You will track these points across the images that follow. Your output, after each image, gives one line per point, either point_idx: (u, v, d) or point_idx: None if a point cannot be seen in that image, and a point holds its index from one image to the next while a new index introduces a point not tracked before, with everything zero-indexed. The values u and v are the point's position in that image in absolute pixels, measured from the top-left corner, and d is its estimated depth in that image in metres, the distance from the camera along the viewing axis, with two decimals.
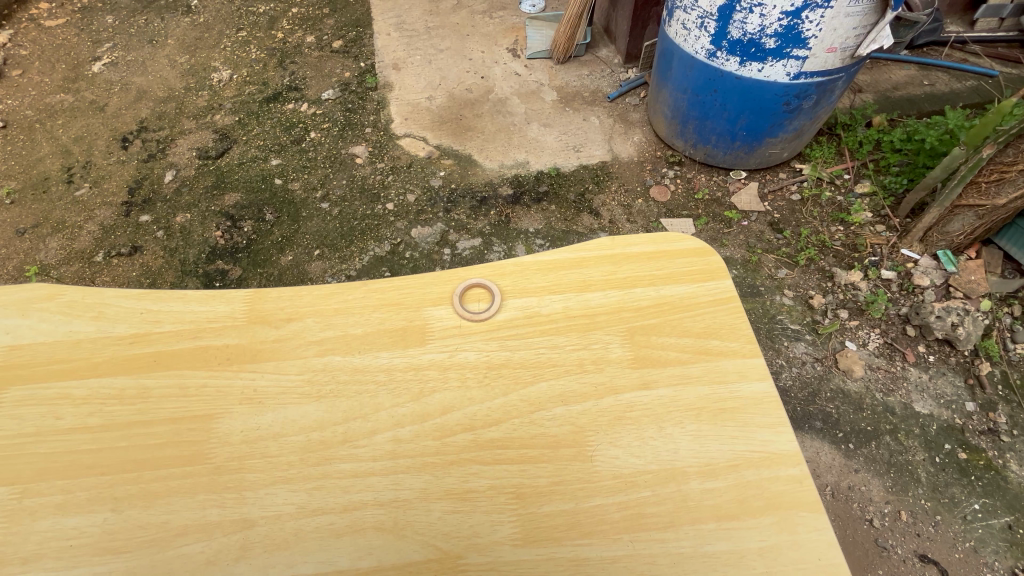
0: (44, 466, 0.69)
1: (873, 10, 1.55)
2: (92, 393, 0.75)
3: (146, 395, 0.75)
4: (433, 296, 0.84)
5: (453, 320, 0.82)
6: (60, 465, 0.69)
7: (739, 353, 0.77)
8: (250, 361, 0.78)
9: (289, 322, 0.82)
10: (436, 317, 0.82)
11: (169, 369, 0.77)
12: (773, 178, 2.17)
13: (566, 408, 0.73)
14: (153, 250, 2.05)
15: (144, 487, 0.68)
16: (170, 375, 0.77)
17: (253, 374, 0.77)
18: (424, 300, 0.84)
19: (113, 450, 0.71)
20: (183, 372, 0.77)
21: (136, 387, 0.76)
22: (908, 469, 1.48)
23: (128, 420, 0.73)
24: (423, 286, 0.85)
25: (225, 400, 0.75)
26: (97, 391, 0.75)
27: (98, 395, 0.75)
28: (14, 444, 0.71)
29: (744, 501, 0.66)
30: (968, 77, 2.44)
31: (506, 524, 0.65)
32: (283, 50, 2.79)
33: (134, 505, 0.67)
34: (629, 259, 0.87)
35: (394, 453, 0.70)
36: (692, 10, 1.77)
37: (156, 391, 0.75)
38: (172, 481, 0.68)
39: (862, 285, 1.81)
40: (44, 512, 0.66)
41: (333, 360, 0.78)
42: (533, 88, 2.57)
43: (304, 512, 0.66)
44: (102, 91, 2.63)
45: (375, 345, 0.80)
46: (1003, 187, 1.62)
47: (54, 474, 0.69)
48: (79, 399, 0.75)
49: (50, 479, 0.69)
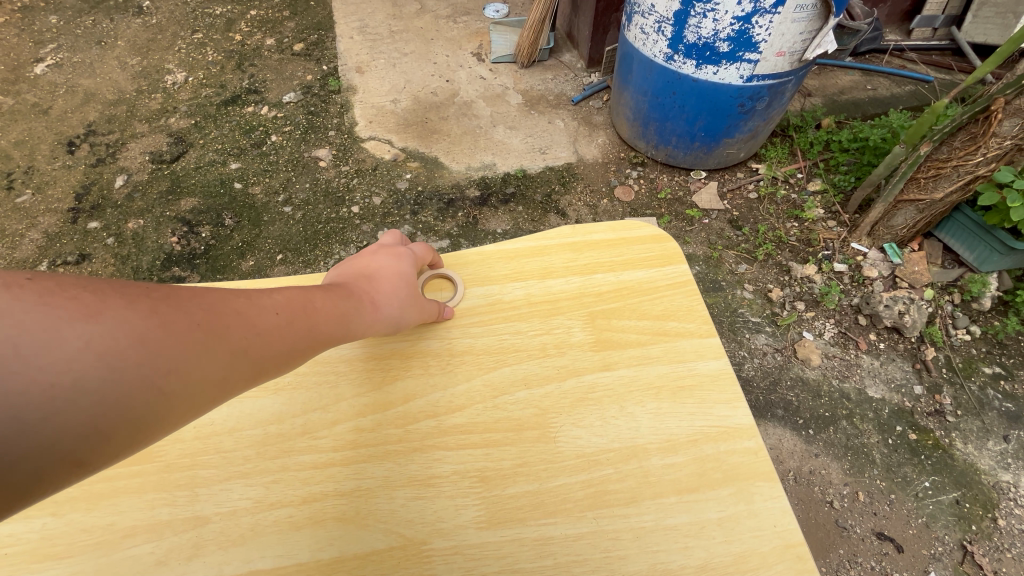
0: None
1: (817, 17, 1.65)
2: None
3: None
4: None
5: None
6: None
7: (695, 333, 0.79)
8: None
9: None
10: None
11: None
12: (732, 178, 2.25)
13: (530, 392, 0.74)
14: (102, 258, 1.96)
15: (88, 489, 0.65)
16: None
17: None
18: None
19: None
20: None
21: None
22: (864, 451, 1.55)
23: None
24: None
25: None
26: None
27: None
28: None
29: (703, 474, 0.67)
30: (907, 83, 2.60)
31: (471, 508, 0.65)
32: (242, 53, 2.73)
33: (76, 508, 0.63)
34: (590, 247, 0.88)
35: (355, 443, 0.69)
36: (649, 15, 1.83)
37: None
38: (119, 482, 0.65)
39: (816, 277, 1.90)
40: None
41: None
42: (497, 92, 2.60)
43: (261, 506, 0.64)
44: (45, 94, 2.52)
45: None
46: (940, 182, 1.72)
47: None
48: None
49: None
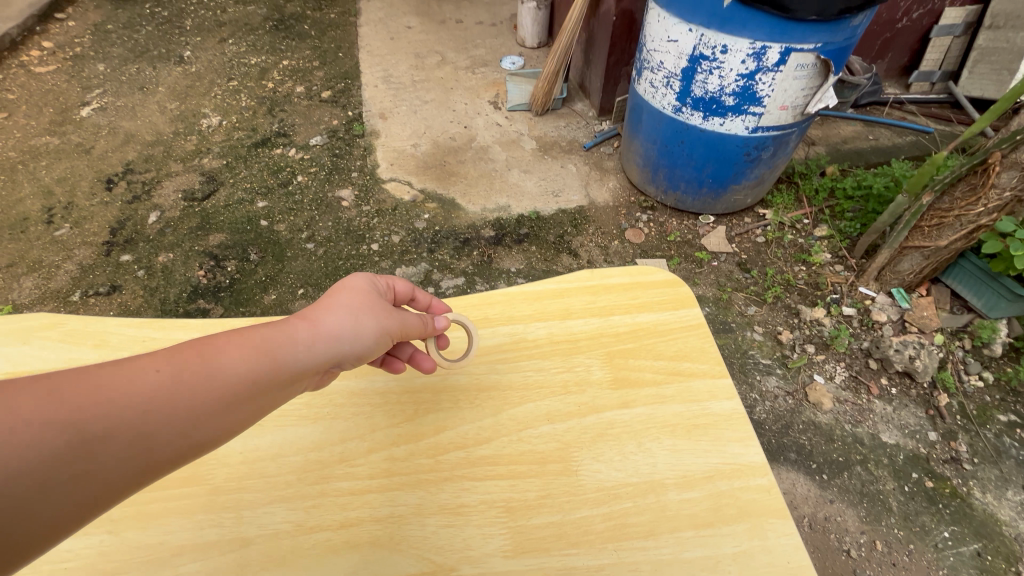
0: None
1: (817, 75, 1.76)
2: None
3: None
4: None
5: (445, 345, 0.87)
6: None
7: (708, 373, 0.83)
8: None
9: None
10: None
11: None
12: (740, 223, 2.32)
13: (553, 426, 0.77)
14: (132, 290, 2.05)
15: (141, 508, 0.69)
16: None
17: None
18: None
19: None
20: None
21: None
22: (879, 498, 1.54)
23: None
24: None
25: None
26: None
27: None
28: None
29: (719, 510, 0.70)
30: (908, 133, 2.70)
31: (498, 536, 0.67)
32: (273, 99, 2.92)
33: (131, 527, 0.67)
34: (607, 289, 0.93)
35: (389, 471, 0.73)
36: (658, 71, 1.95)
37: None
38: (170, 502, 0.69)
39: (826, 321, 1.93)
40: None
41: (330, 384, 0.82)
42: (513, 138, 2.73)
43: (301, 530, 0.67)
44: (89, 135, 2.70)
45: (372, 370, 0.84)
46: (944, 231, 1.77)
47: None
48: None
49: None
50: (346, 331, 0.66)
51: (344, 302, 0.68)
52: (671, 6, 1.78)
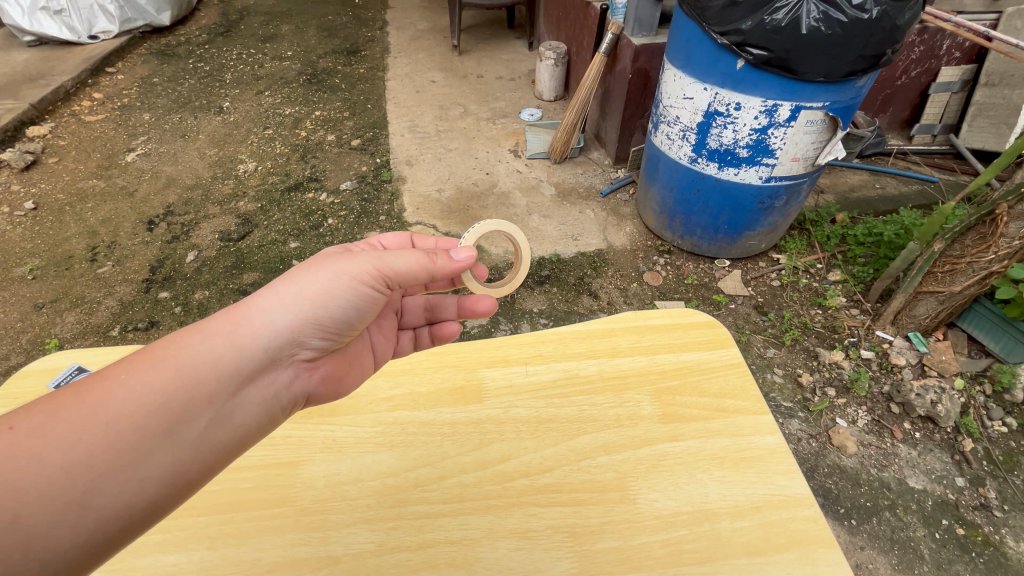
0: None
1: (826, 130, 1.88)
2: None
3: None
4: (487, 358, 0.96)
5: (504, 380, 0.93)
6: None
7: (749, 410, 0.88)
8: (328, 415, 0.88)
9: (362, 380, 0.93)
10: (490, 377, 0.93)
11: None
12: (754, 267, 2.39)
13: (609, 457, 0.82)
14: (169, 325, 2.14)
15: (236, 526, 0.75)
16: None
17: (332, 427, 0.87)
18: (478, 363, 0.95)
19: (206, 493, 0.79)
20: None
21: None
22: (911, 546, 1.53)
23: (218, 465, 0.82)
24: (476, 349, 0.97)
25: (308, 448, 0.84)
26: None
27: None
28: None
29: (770, 539, 0.74)
30: (914, 183, 2.81)
31: (565, 560, 0.72)
32: (306, 147, 3.10)
33: (228, 544, 0.74)
34: (650, 329, 0.99)
35: (461, 496, 0.79)
36: (674, 124, 2.08)
37: None
38: (262, 522, 0.76)
39: (845, 364, 1.97)
40: (142, 551, 0.73)
41: (403, 414, 0.89)
42: (533, 184, 2.86)
43: (382, 550, 0.73)
44: (133, 178, 2.87)
45: (438, 402, 0.91)
46: (957, 277, 1.83)
47: None
48: None
49: None
50: (304, 282, 0.76)
51: (299, 268, 0.80)
52: (688, 67, 1.93)
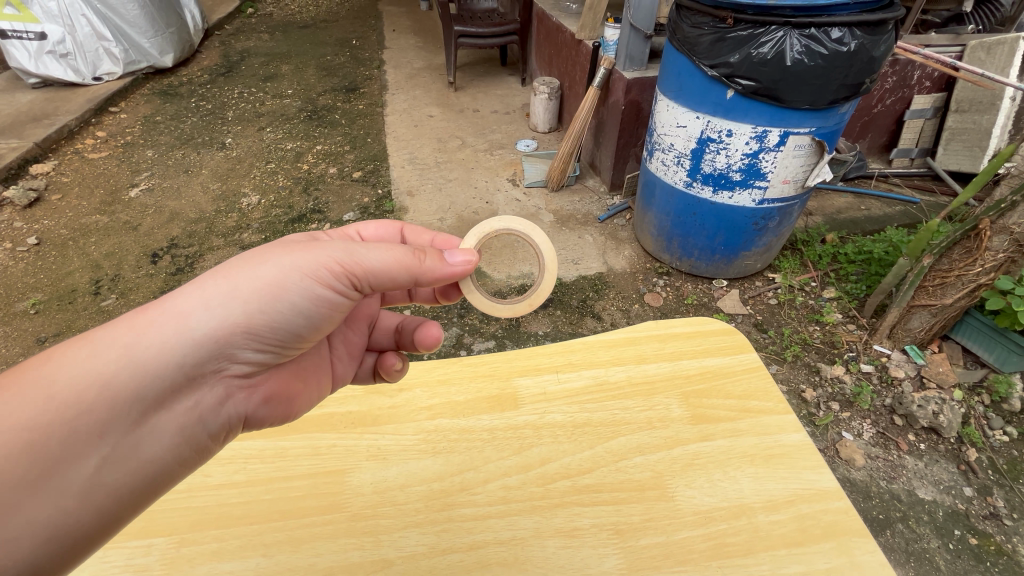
0: (198, 519, 0.82)
1: (813, 154, 1.98)
2: (235, 453, 0.90)
3: (282, 454, 0.90)
4: (519, 368, 1.01)
5: (538, 388, 0.98)
6: (213, 517, 0.82)
7: (774, 410, 0.92)
8: (371, 424, 0.95)
9: (401, 392, 0.99)
10: (524, 386, 0.98)
11: (302, 432, 0.93)
12: (751, 286, 2.46)
13: (645, 457, 0.87)
14: None
15: (290, 533, 0.81)
16: (303, 437, 0.92)
17: (375, 435, 0.93)
18: (511, 372, 1.01)
19: (259, 502, 0.84)
20: (315, 435, 0.93)
21: (274, 448, 0.91)
22: (926, 557, 1.54)
23: (270, 476, 0.87)
24: (508, 359, 1.02)
25: (354, 457, 0.90)
26: (240, 452, 0.90)
27: (242, 455, 0.90)
28: (170, 499, 0.84)
29: (805, 530, 0.77)
30: (896, 204, 2.93)
31: (613, 556, 0.76)
32: (308, 179, 3.17)
33: (283, 550, 0.79)
34: (672, 337, 1.04)
35: (506, 498, 0.84)
36: (669, 151, 2.19)
37: (292, 451, 0.90)
38: (316, 528, 0.81)
39: (846, 378, 2.01)
40: (201, 559, 0.78)
41: (442, 422, 0.95)
42: (532, 212, 2.94)
43: (435, 551, 0.79)
44: (136, 214, 2.90)
45: (476, 410, 0.96)
46: (947, 289, 1.90)
47: (209, 524, 0.81)
48: (225, 459, 0.89)
49: (205, 529, 0.81)
50: (245, 280, 0.73)
51: (246, 256, 0.76)
52: (680, 98, 2.05)
